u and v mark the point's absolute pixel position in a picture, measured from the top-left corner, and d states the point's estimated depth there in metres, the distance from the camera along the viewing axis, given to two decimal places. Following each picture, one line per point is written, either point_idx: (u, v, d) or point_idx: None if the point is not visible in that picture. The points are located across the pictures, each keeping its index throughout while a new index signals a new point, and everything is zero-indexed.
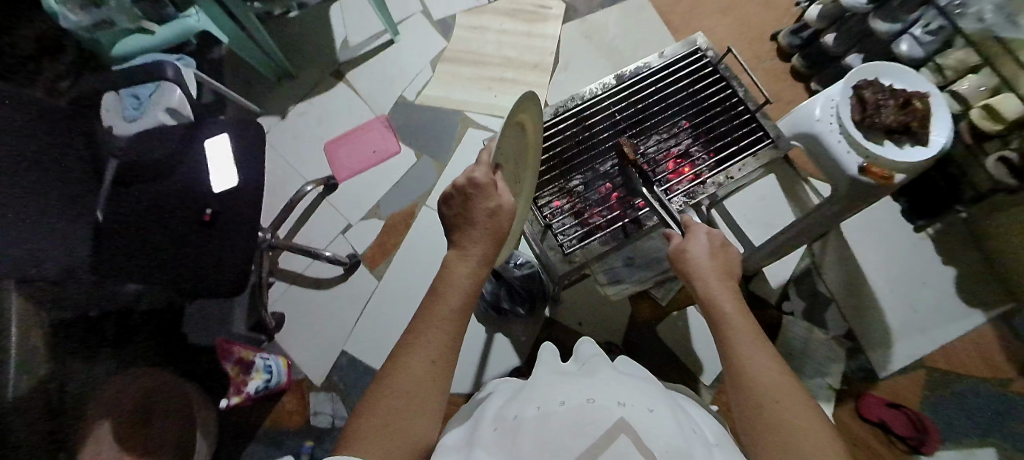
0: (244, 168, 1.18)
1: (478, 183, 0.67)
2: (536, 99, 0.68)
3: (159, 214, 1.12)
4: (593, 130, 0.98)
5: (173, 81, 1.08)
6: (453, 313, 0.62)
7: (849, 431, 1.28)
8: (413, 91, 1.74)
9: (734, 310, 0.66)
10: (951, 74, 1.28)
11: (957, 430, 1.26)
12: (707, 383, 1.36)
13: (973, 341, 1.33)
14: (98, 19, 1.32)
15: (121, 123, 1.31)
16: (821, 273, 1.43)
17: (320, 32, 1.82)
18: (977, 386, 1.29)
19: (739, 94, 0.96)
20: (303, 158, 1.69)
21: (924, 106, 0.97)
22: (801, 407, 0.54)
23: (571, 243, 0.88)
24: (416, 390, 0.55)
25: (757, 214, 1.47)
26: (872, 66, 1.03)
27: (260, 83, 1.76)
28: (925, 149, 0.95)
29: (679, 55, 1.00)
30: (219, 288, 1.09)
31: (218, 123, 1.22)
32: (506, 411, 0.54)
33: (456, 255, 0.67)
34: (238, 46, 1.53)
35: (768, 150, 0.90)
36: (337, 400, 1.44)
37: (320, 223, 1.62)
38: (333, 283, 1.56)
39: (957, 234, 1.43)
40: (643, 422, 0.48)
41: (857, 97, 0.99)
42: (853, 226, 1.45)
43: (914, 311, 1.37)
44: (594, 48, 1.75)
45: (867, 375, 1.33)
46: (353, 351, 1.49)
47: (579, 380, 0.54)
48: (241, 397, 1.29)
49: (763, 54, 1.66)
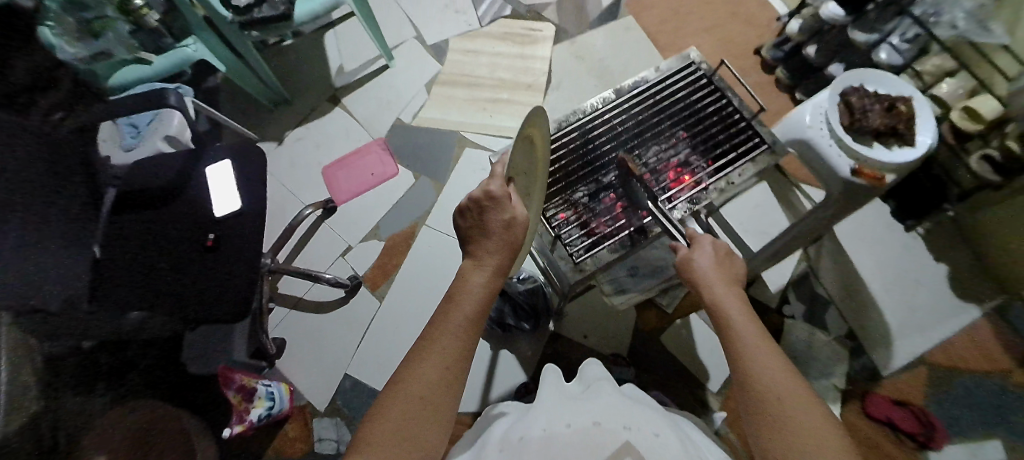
0: (246, 193, 1.18)
1: (494, 196, 0.68)
2: (545, 116, 0.70)
3: (159, 240, 1.11)
4: (595, 142, 1.00)
5: (176, 108, 1.09)
6: (466, 320, 0.62)
7: (859, 432, 1.28)
8: (410, 114, 1.77)
9: (742, 316, 0.67)
10: (929, 79, 1.35)
11: (963, 426, 1.27)
12: (714, 390, 1.36)
13: (971, 337, 1.35)
14: (97, 50, 1.35)
15: (118, 153, 1.31)
16: (819, 276, 1.45)
17: (315, 59, 1.85)
18: (980, 381, 1.30)
19: (734, 103, 0.99)
20: (301, 182, 1.69)
21: (908, 110, 1.02)
22: (810, 407, 0.54)
23: (580, 252, 0.90)
24: (428, 396, 0.55)
25: (754, 221, 1.50)
26: (856, 73, 1.07)
27: (257, 111, 1.77)
28: (913, 150, 0.98)
29: (675, 69, 1.04)
30: (220, 314, 1.07)
31: (219, 149, 1.22)
32: (514, 432, 0.61)
33: (471, 264, 0.68)
34: (232, 72, 1.53)
35: (765, 156, 0.94)
36: (342, 425, 1.41)
37: (320, 247, 1.61)
38: (334, 306, 1.55)
39: (947, 233, 1.46)
40: (646, 446, 0.55)
41: (844, 104, 1.03)
42: (846, 229, 1.49)
43: (911, 309, 1.39)
44: (585, 67, 1.80)
45: (871, 374, 1.34)
46: (356, 374, 1.46)
47: (582, 406, 0.62)
48: (244, 425, 1.26)
49: (747, 68, 1.73)
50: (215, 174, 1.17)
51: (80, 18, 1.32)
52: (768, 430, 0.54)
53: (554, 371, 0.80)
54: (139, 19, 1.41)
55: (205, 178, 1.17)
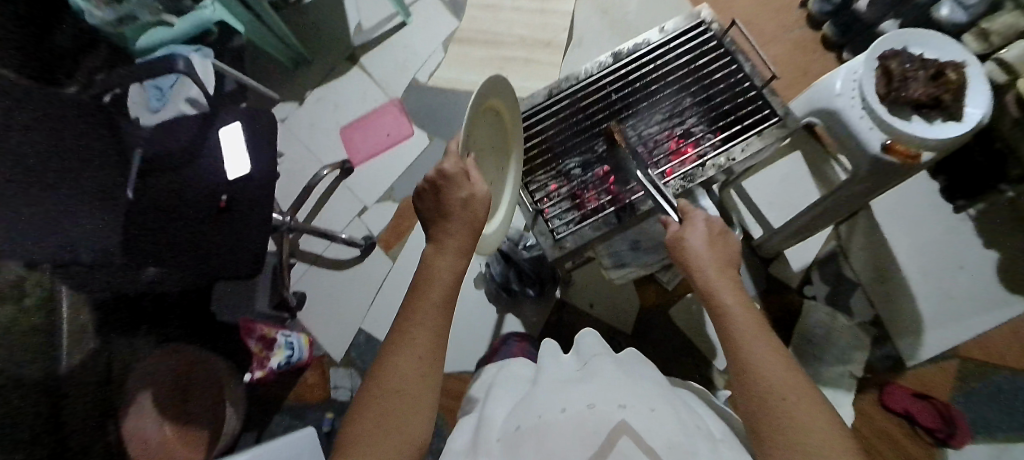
0: (255, 156, 1.21)
1: (447, 175, 0.66)
2: (505, 82, 0.67)
3: (176, 202, 1.17)
4: (589, 111, 0.95)
5: (184, 73, 1.12)
6: (435, 308, 0.63)
7: (871, 421, 1.23)
8: (425, 73, 1.74)
9: (737, 305, 0.62)
10: (997, 40, 1.17)
11: (987, 422, 1.19)
12: (720, 368, 1.34)
13: (1013, 331, 1.24)
14: (121, 14, 1.36)
15: (145, 114, 1.37)
16: (847, 257, 1.35)
17: (333, 17, 1.83)
18: (1015, 377, 1.21)
19: (745, 69, 0.90)
20: (321, 143, 1.72)
21: (958, 78, 0.90)
22: (812, 406, 0.50)
23: (564, 228, 0.88)
24: (406, 388, 0.57)
25: (781, 194, 1.40)
26: (901, 35, 0.94)
27: (278, 71, 1.80)
28: (959, 125, 0.87)
29: (680, 29, 0.94)
30: (240, 271, 1.16)
31: (231, 111, 1.25)
32: (513, 419, 0.60)
33: (433, 249, 0.68)
34: (253, 36, 1.55)
35: (775, 129, 0.85)
36: (355, 376, 1.49)
37: (337, 206, 1.66)
38: (350, 265, 1.61)
39: (1002, 214, 1.32)
40: (641, 423, 0.53)
41: (883, 70, 0.91)
42: (884, 206, 1.36)
43: (949, 297, 1.28)
44: (609, 24, 1.69)
45: (893, 363, 1.26)
46: (369, 330, 1.54)
47: (578, 387, 0.61)
48: (264, 371, 1.38)
49: (791, 24, 1.55)
50: (227, 136, 1.22)
51: None
52: (773, 438, 0.50)
53: (555, 352, 0.82)
54: None
55: (218, 141, 1.21)
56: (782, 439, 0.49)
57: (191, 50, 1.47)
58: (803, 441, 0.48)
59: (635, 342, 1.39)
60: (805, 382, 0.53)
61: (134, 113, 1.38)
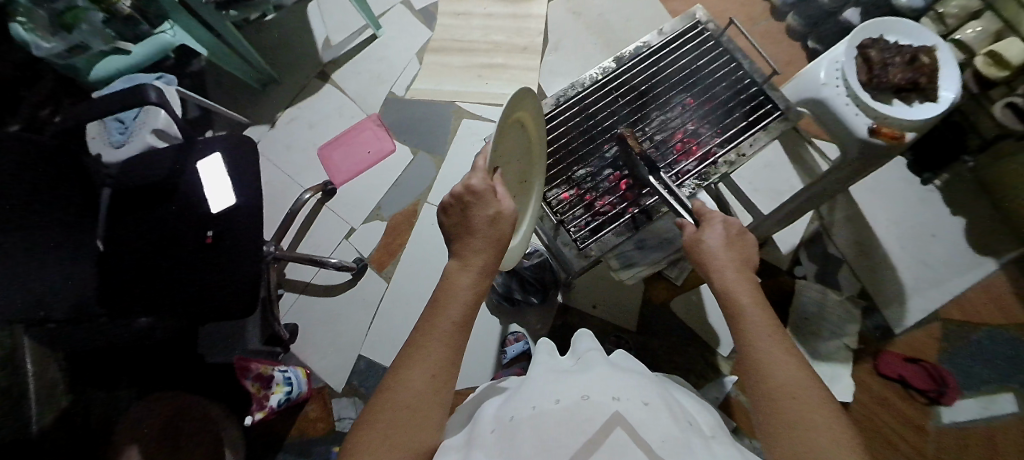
0: (239, 184, 1.14)
1: (476, 191, 0.66)
2: (525, 94, 0.70)
3: (156, 238, 1.12)
4: (596, 118, 1.05)
5: (156, 104, 1.05)
6: (454, 325, 0.60)
7: (870, 389, 1.29)
8: (403, 86, 1.70)
9: (753, 304, 0.61)
10: (953, 22, 1.28)
11: (975, 379, 1.27)
12: (725, 354, 1.37)
13: (987, 291, 1.34)
14: (72, 44, 1.26)
15: (109, 150, 1.30)
16: (831, 235, 1.42)
17: (300, 34, 1.76)
18: (993, 333, 1.30)
19: (744, 66, 1.01)
20: (299, 166, 1.65)
21: (931, 62, 0.96)
22: (827, 417, 0.49)
23: (584, 236, 0.95)
24: (417, 403, 0.54)
25: (765, 180, 1.45)
26: (876, 24, 1.01)
27: (246, 93, 1.71)
28: (936, 105, 0.92)
29: (679, 31, 1.07)
30: (229, 310, 1.08)
31: (208, 140, 1.18)
32: (503, 410, 0.56)
33: (457, 265, 0.66)
34: (216, 57, 1.45)
35: (779, 122, 0.95)
36: (360, 405, 1.43)
37: (322, 231, 1.60)
38: (343, 289, 1.55)
39: (964, 182, 1.43)
40: (637, 416, 0.51)
41: (863, 58, 0.97)
42: (862, 188, 1.45)
43: (926, 265, 1.37)
44: (582, 25, 1.72)
45: (883, 332, 1.33)
46: (370, 354, 1.48)
47: (574, 379, 0.57)
48: (265, 412, 1.28)
49: (756, 16, 1.63)
50: (207, 169, 1.14)
51: (50, 11, 1.21)
52: (785, 440, 0.49)
53: (545, 344, 0.74)
54: (111, 6, 1.28)
55: (197, 174, 1.14)
56: (789, 435, 0.49)
57: (153, 78, 1.38)
58: (808, 434, 0.48)
59: (642, 338, 1.41)
60: (821, 387, 0.52)
61: (96, 149, 1.32)
